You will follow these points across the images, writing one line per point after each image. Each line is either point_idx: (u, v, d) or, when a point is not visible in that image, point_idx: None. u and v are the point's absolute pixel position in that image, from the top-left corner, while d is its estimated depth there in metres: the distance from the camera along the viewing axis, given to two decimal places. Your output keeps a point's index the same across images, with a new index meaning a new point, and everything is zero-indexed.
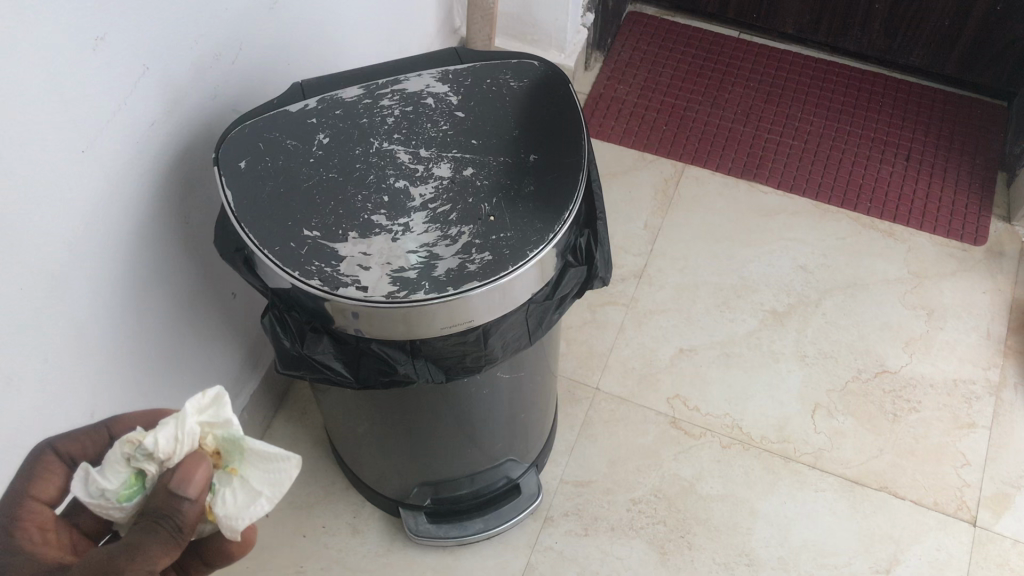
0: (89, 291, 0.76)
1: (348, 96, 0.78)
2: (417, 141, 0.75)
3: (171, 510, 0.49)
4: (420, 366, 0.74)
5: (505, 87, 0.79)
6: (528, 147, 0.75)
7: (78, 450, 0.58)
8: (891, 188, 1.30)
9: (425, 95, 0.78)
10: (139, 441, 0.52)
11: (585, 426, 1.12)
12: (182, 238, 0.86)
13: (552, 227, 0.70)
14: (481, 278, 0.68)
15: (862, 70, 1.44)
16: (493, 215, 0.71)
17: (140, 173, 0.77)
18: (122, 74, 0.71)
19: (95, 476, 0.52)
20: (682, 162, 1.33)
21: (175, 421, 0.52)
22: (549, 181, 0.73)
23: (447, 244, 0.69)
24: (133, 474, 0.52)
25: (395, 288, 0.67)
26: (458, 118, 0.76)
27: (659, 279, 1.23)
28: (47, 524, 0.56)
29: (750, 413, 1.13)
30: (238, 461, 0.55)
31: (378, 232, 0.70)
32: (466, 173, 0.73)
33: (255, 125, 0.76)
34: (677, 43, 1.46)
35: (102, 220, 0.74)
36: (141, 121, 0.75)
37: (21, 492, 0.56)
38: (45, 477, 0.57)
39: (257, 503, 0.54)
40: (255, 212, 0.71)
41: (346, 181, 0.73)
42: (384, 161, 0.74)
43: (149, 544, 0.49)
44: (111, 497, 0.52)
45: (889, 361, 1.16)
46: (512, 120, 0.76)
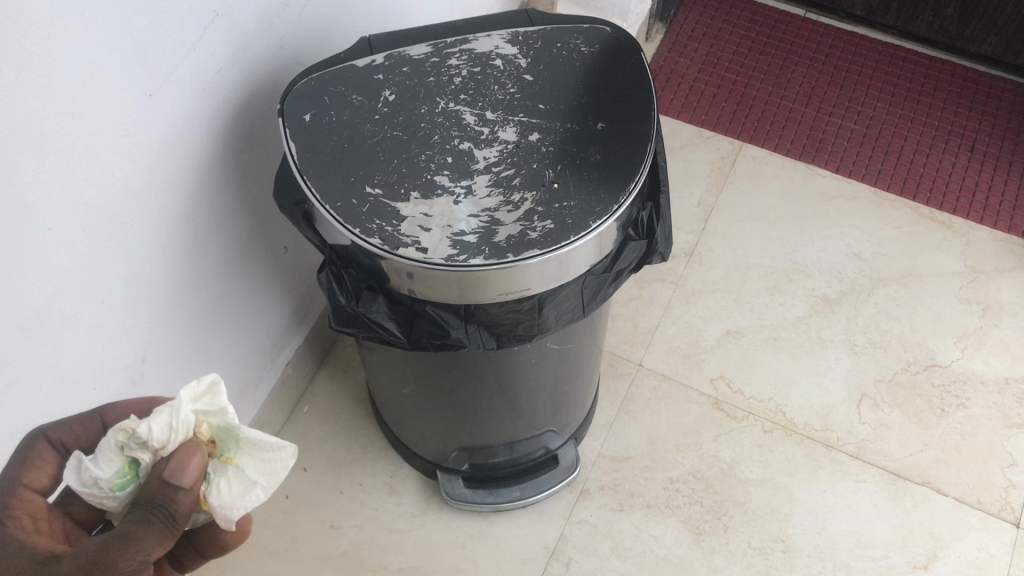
0: (147, 238, 0.76)
1: (415, 52, 0.76)
2: (484, 102, 0.73)
3: (166, 498, 0.49)
4: (472, 331, 0.74)
5: (576, 52, 0.77)
6: (596, 115, 0.73)
7: (72, 438, 0.58)
8: (953, 179, 1.27)
9: (493, 57, 0.76)
10: (133, 430, 0.52)
11: (626, 402, 1.11)
12: (240, 188, 0.85)
13: (617, 198, 0.69)
14: (542, 246, 0.67)
15: (931, 56, 1.40)
16: (557, 182, 0.70)
17: (202, 121, 0.76)
18: (192, 19, 0.71)
19: (89, 464, 0.52)
20: (740, 141, 1.30)
21: (171, 409, 0.52)
22: (616, 150, 0.71)
23: (509, 210, 0.69)
24: (127, 463, 0.52)
25: (455, 252, 0.66)
26: (526, 81, 0.75)
27: (709, 259, 1.21)
28: (40, 515, 0.56)
29: (795, 399, 1.11)
30: (234, 450, 0.55)
31: (440, 194, 0.69)
32: (532, 138, 0.72)
33: (321, 78, 0.75)
34: (741, 18, 1.43)
35: (164, 166, 0.74)
36: (208, 69, 0.74)
37: (15, 481, 0.56)
38: (38, 465, 0.57)
39: (253, 492, 0.55)
40: (318, 167, 0.70)
41: (410, 139, 0.72)
42: (449, 121, 0.73)
43: (144, 534, 0.49)
44: (105, 486, 0.52)
45: (940, 355, 1.14)
46: (580, 86, 0.75)
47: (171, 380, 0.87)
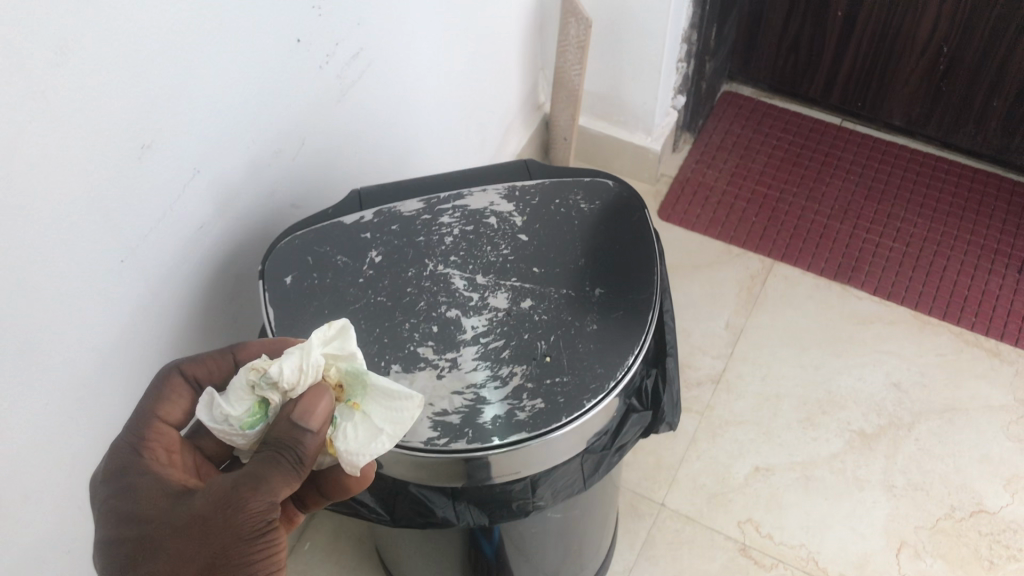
0: (125, 400, 0.71)
1: (406, 211, 0.74)
2: (474, 266, 0.70)
3: (291, 440, 0.44)
4: (461, 509, 0.68)
5: (574, 213, 0.73)
6: (594, 280, 0.69)
7: (205, 374, 0.52)
8: (999, 303, 1.20)
9: (487, 214, 0.73)
10: (265, 369, 0.47)
11: (646, 545, 1.04)
12: (225, 340, 0.82)
13: (615, 373, 0.64)
14: (531, 430, 0.61)
15: (973, 168, 1.34)
16: (550, 354, 0.65)
17: (183, 276, 0.72)
18: (171, 180, 0.66)
19: (221, 401, 0.47)
20: (771, 259, 1.25)
21: (301, 351, 0.46)
22: (614, 319, 0.67)
23: (496, 386, 0.63)
24: (258, 401, 0.46)
25: (435, 435, 0.61)
26: (520, 242, 0.71)
27: (737, 386, 1.15)
28: (174, 448, 0.50)
29: (829, 545, 1.03)
30: (361, 396, 0.48)
31: (422, 365, 0.64)
32: (523, 305, 0.67)
33: (306, 238, 0.71)
34: (773, 129, 1.39)
35: (141, 329, 0.70)
36: (188, 224, 0.70)
37: (149, 415, 0.50)
38: (171, 401, 0.51)
39: (381, 441, 0.47)
40: (295, 336, 0.65)
41: (394, 307, 0.67)
42: (437, 287, 0.69)
43: (272, 474, 0.43)
44: (235, 425, 0.46)
45: (987, 500, 1.05)
46: (578, 249, 0.71)
47: None
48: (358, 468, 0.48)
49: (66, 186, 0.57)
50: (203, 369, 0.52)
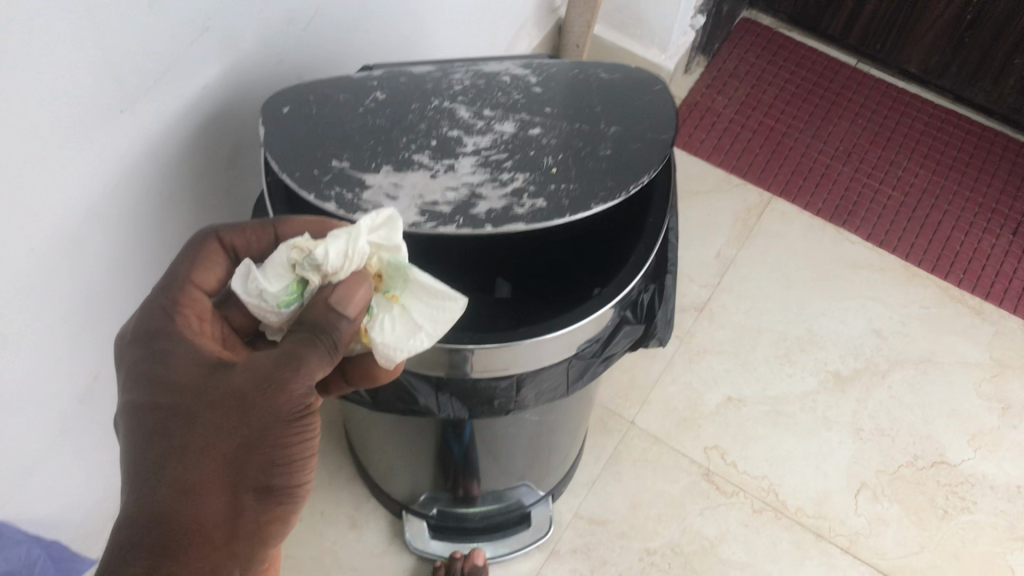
0: (109, 255, 0.69)
1: (416, 70, 0.68)
2: (483, 103, 0.64)
3: (328, 325, 0.40)
4: (443, 401, 0.68)
5: (592, 77, 0.68)
6: (610, 119, 0.64)
7: (243, 245, 0.47)
8: (989, 262, 1.20)
9: (501, 74, 0.68)
10: (309, 248, 0.42)
11: (612, 460, 1.05)
12: (217, 207, 0.80)
13: (626, 186, 0.59)
14: (527, 222, 0.56)
15: (983, 125, 1.33)
16: (556, 167, 0.60)
17: (181, 134, 0.69)
18: (178, 32, 0.63)
19: (256, 273, 0.43)
20: (770, 193, 1.24)
21: (348, 236, 0.42)
22: (630, 149, 0.61)
23: (495, 187, 0.58)
24: (297, 280, 0.42)
25: (422, 220, 0.56)
26: (535, 92, 0.66)
27: (720, 315, 1.15)
28: (205, 318, 0.46)
29: (791, 479, 1.04)
30: (400, 289, 0.45)
31: (416, 169, 0.59)
32: (531, 132, 0.62)
33: (306, 82, 0.65)
34: (789, 61, 1.37)
35: (134, 184, 0.67)
36: (191, 82, 0.67)
37: (181, 282, 0.45)
38: (206, 265, 0.46)
39: (417, 337, 0.45)
40: (284, 144, 0.60)
41: (392, 126, 0.62)
42: (440, 115, 0.63)
43: (308, 354, 0.39)
44: (270, 302, 0.43)
45: (949, 452, 1.07)
46: (595, 97, 0.66)
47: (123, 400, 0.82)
48: (390, 359, 0.46)
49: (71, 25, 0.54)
50: (241, 238, 0.47)
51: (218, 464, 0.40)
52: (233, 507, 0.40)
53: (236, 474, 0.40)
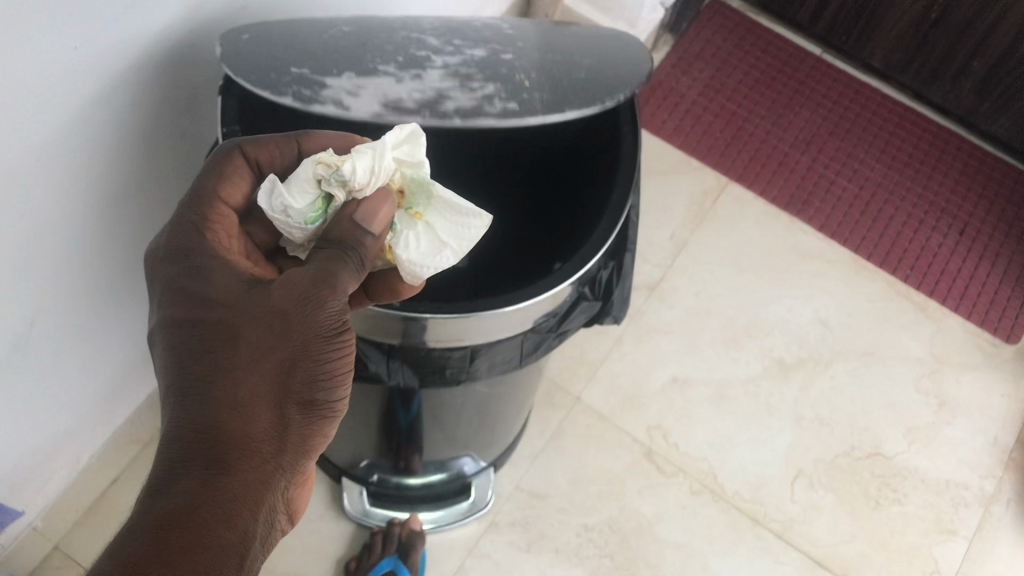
0: (54, 201, 0.67)
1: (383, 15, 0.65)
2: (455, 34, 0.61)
3: (354, 241, 0.43)
4: (394, 368, 0.67)
5: (567, 28, 0.65)
6: (585, 53, 0.61)
7: (267, 159, 0.47)
8: (936, 260, 1.22)
9: (474, 22, 0.65)
10: (334, 164, 0.45)
11: (556, 434, 1.05)
12: (171, 154, 0.77)
13: (602, 99, 0.57)
14: (497, 120, 0.54)
15: (939, 125, 1.35)
16: (530, 82, 0.57)
17: (138, 74, 0.66)
18: None
19: (281, 189, 0.44)
20: (727, 177, 1.24)
21: (373, 154, 0.45)
22: (605, 76, 0.59)
23: (464, 93, 0.55)
24: (321, 197, 0.45)
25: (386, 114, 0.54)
26: (508, 33, 0.63)
27: (671, 297, 1.15)
28: (233, 233, 0.46)
29: (729, 463, 1.05)
30: (423, 207, 0.49)
31: (380, 76, 0.56)
32: (505, 54, 0.59)
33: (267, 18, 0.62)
34: (755, 45, 1.36)
35: (85, 123, 0.64)
36: (152, 21, 0.64)
37: (212, 197, 0.46)
38: (231, 180, 0.47)
39: (442, 253, 0.49)
40: (237, 54, 0.56)
41: (355, 41, 0.58)
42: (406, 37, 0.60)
43: (341, 269, 0.41)
44: (296, 218, 0.45)
45: (885, 445, 1.09)
46: (570, 38, 0.63)
47: (62, 348, 0.79)
48: (414, 276, 0.49)
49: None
50: (265, 150, 0.47)
51: (263, 377, 0.39)
52: (279, 421, 0.40)
53: (282, 387, 0.40)
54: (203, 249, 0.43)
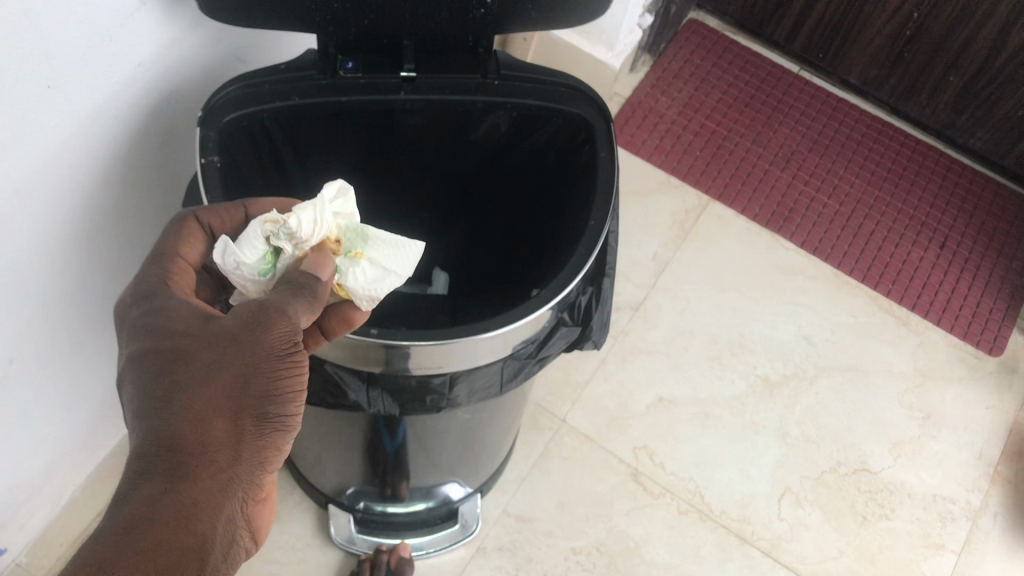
0: (32, 242, 0.66)
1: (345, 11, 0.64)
2: None
3: (310, 282, 0.44)
4: (373, 395, 0.66)
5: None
6: None
7: (221, 224, 0.49)
8: (917, 274, 1.23)
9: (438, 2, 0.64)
10: (278, 219, 0.46)
11: (542, 458, 1.05)
12: (150, 191, 0.77)
13: None
14: None
15: (917, 139, 1.36)
16: None
17: (113, 113, 0.66)
18: (111, 7, 0.60)
19: (232, 247, 0.46)
20: (708, 196, 1.25)
21: (314, 206, 0.47)
22: None
23: None
24: (271, 251, 0.46)
25: None
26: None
27: (655, 316, 1.16)
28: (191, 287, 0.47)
29: (716, 482, 1.05)
30: (361, 247, 0.51)
31: None
32: None
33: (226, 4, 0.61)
34: (733, 64, 1.38)
35: (61, 163, 0.64)
36: (125, 61, 0.65)
37: (170, 252, 0.47)
38: (189, 242, 0.48)
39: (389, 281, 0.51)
40: None
41: None
42: None
43: (294, 303, 0.42)
44: (248, 274, 0.46)
45: (871, 460, 1.09)
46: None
47: (42, 387, 0.79)
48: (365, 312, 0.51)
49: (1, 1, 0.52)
50: (218, 216, 0.50)
51: (220, 394, 0.39)
52: (236, 435, 0.39)
53: (239, 403, 0.40)
54: (166, 291, 0.44)
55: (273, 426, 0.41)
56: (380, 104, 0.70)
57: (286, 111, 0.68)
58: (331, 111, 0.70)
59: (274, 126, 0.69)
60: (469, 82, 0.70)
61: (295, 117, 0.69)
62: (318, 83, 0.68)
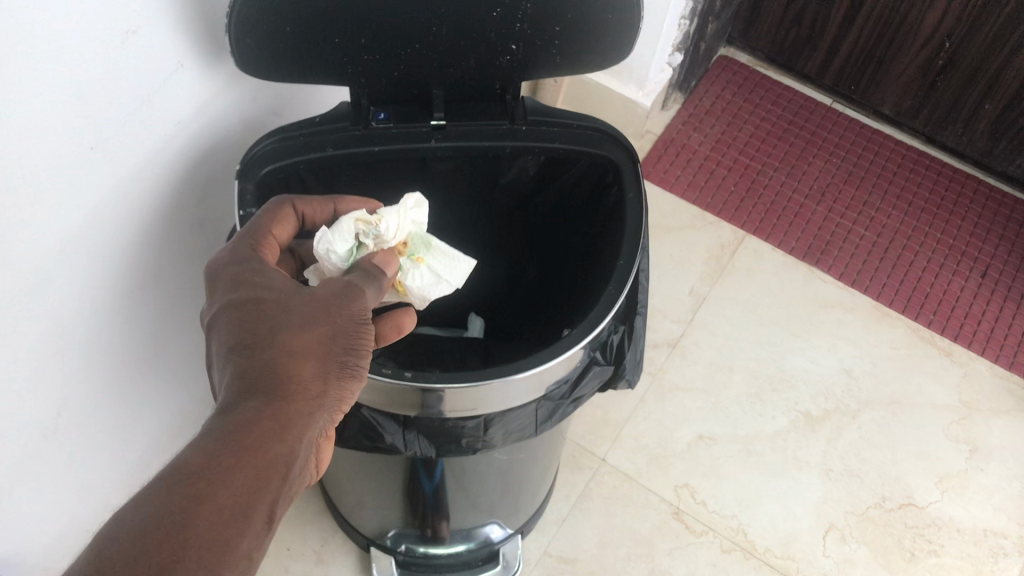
0: (75, 297, 0.68)
1: (376, 63, 0.66)
2: (446, 19, 0.63)
3: (380, 271, 0.52)
4: (410, 438, 0.67)
5: (552, 45, 0.67)
6: (574, 12, 0.63)
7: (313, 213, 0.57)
8: (959, 304, 1.21)
9: (467, 51, 0.66)
10: (367, 220, 0.55)
11: (582, 498, 1.05)
12: (192, 243, 0.79)
13: None
14: None
15: (955, 168, 1.35)
16: None
17: (155, 169, 0.69)
18: (150, 69, 0.63)
19: (327, 235, 0.53)
20: (743, 231, 1.25)
21: (396, 211, 0.56)
22: None
23: None
24: (357, 243, 0.54)
25: None
26: (504, 28, 0.64)
27: (693, 353, 1.15)
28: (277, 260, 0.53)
29: (759, 519, 1.04)
30: (423, 252, 0.58)
31: None
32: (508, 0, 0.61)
33: (262, 58, 0.63)
34: (765, 99, 1.38)
35: (105, 219, 0.67)
36: (166, 120, 0.67)
37: (265, 229, 0.53)
38: (280, 221, 0.55)
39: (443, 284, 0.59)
40: None
41: None
42: (399, 11, 0.62)
43: (367, 286, 0.50)
44: (336, 261, 0.53)
45: (918, 495, 1.07)
46: (555, 28, 0.65)
47: (90, 437, 0.81)
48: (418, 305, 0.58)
49: (46, 63, 0.54)
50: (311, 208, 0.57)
51: (312, 339, 0.46)
52: (322, 375, 0.46)
53: (326, 350, 0.46)
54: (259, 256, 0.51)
55: (342, 378, 0.47)
56: (410, 152, 0.71)
57: (320, 163, 0.69)
58: (363, 160, 0.71)
59: (309, 176, 0.71)
60: (497, 127, 0.71)
61: (330, 167, 0.71)
62: (351, 134, 0.70)
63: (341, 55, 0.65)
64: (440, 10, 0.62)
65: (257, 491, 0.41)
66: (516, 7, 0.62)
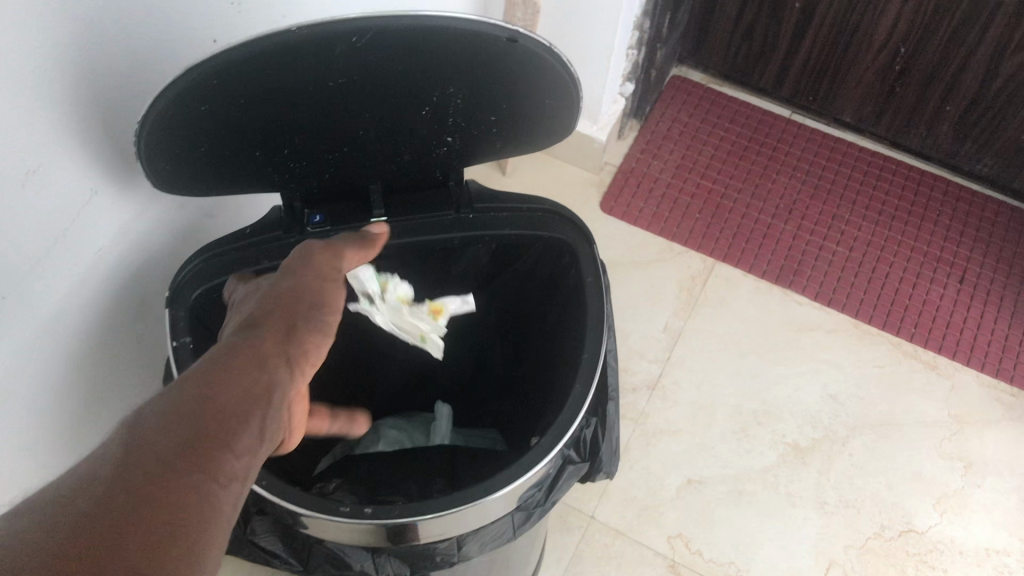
0: (5, 444, 0.63)
1: (304, 169, 0.63)
2: (373, 123, 0.59)
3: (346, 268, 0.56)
4: (382, 561, 0.62)
5: (489, 134, 0.63)
6: (510, 105, 0.59)
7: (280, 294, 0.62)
8: (940, 314, 1.19)
9: (400, 148, 0.62)
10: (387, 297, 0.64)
11: (575, 560, 1.00)
12: (133, 362, 0.74)
13: (529, 51, 0.54)
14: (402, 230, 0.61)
15: (922, 170, 1.32)
16: (453, 75, 0.55)
17: (82, 300, 0.64)
18: (63, 202, 0.59)
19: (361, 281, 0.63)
20: (713, 258, 1.21)
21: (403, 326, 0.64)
22: (525, 86, 0.57)
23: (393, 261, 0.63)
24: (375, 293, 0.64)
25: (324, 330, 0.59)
26: (435, 125, 0.60)
27: (673, 393, 1.11)
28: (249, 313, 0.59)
29: (758, 563, 1.00)
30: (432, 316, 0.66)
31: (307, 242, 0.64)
32: (437, 100, 0.57)
33: (178, 181, 0.59)
34: (722, 117, 1.35)
35: (35, 363, 0.62)
36: (87, 248, 0.63)
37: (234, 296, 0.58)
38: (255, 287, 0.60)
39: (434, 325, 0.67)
40: (178, 118, 0.52)
41: (276, 110, 0.55)
42: (321, 122, 0.58)
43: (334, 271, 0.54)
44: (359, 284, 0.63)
45: (916, 520, 1.04)
46: (490, 119, 0.61)
47: None
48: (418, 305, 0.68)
49: None
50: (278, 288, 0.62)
51: (281, 295, 0.49)
52: (298, 317, 0.48)
53: (296, 303, 0.49)
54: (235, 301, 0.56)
55: (321, 328, 0.48)
56: None
57: None
58: None
59: None
60: (443, 219, 0.67)
61: None
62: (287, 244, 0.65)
63: (265, 165, 0.61)
64: (366, 116, 0.58)
65: (249, 387, 0.40)
66: (447, 103, 0.58)
